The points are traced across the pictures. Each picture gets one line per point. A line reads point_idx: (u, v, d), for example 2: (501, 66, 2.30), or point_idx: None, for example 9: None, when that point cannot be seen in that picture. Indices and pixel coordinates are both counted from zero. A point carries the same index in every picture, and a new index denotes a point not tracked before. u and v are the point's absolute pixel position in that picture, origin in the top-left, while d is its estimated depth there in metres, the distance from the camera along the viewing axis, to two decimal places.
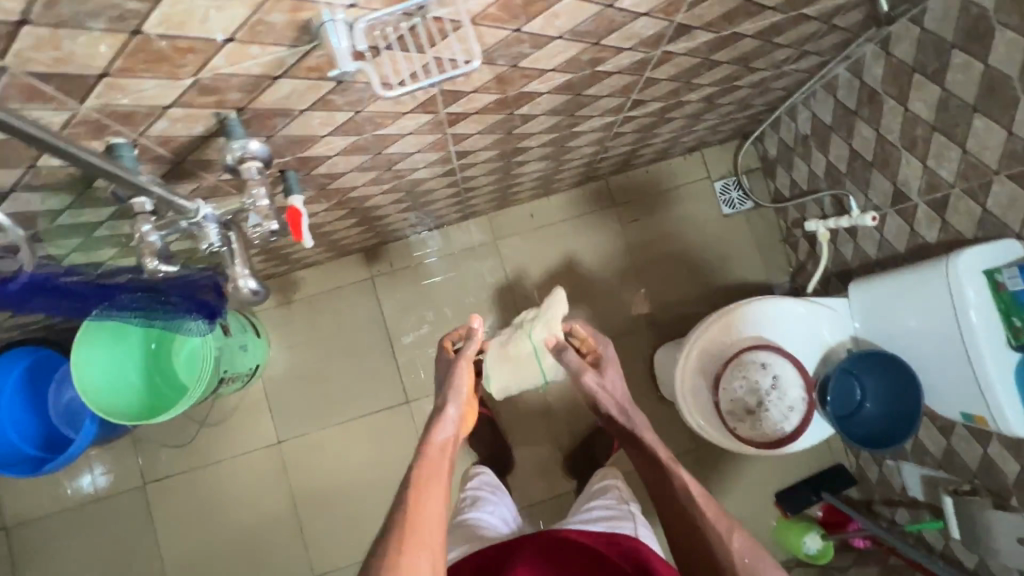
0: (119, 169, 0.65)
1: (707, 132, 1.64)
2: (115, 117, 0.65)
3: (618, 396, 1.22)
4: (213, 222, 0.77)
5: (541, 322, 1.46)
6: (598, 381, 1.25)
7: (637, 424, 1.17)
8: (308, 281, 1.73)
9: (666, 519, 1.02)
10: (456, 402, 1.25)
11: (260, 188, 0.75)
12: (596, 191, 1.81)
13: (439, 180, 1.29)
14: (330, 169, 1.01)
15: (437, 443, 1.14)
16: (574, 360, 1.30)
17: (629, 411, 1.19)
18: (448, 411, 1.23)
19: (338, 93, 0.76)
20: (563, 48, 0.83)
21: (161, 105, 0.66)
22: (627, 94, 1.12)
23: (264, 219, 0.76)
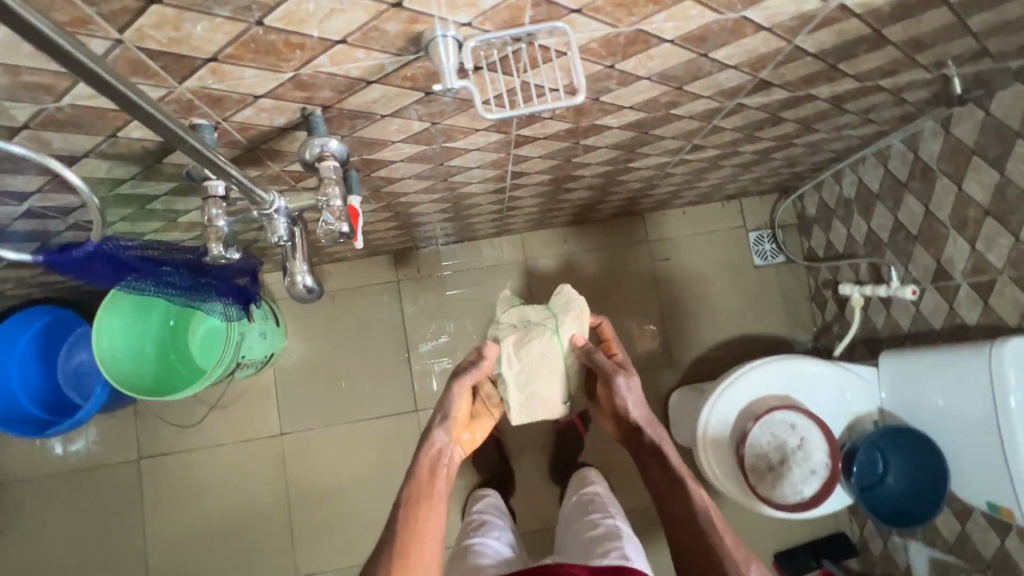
0: (207, 148, 0.62)
1: (751, 183, 1.64)
2: (206, 100, 0.67)
3: (642, 412, 1.22)
4: (282, 217, 0.78)
5: (568, 317, 1.25)
6: (623, 391, 1.22)
7: (657, 439, 1.20)
8: (334, 276, 1.71)
9: (678, 534, 1.09)
10: (442, 419, 1.21)
11: (335, 188, 0.76)
12: (631, 225, 1.81)
13: (487, 196, 1.29)
14: (390, 174, 1.01)
15: (427, 460, 1.14)
16: (604, 368, 1.25)
17: (648, 428, 1.21)
18: (435, 428, 1.19)
19: (422, 103, 0.77)
20: (647, 87, 0.90)
21: (254, 94, 0.67)
22: (690, 138, 1.18)
23: (336, 220, 0.76)
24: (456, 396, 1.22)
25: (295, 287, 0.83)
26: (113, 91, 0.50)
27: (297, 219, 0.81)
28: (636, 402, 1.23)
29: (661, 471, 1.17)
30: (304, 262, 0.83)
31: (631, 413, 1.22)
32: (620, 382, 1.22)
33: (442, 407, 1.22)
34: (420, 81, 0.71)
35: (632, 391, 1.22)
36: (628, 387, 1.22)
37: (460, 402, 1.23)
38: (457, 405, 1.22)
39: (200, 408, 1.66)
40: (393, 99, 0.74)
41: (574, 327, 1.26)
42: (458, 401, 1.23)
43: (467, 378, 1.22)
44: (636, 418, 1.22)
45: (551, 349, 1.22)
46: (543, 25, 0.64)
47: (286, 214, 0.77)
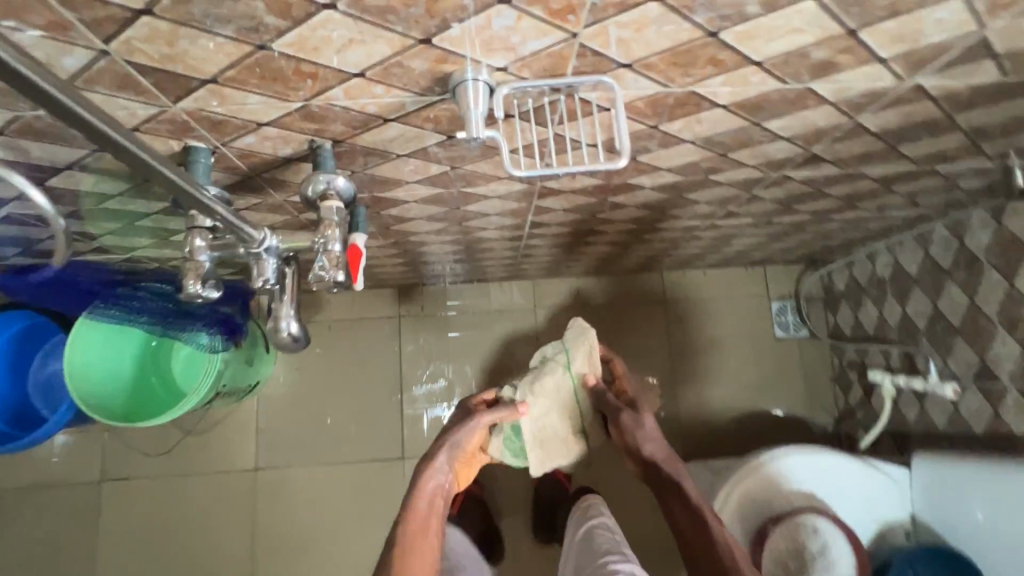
0: (191, 187, 0.59)
1: (778, 251, 1.57)
2: (204, 123, 0.61)
3: (659, 447, 1.09)
4: (272, 255, 0.72)
5: (580, 351, 1.21)
6: (634, 421, 1.11)
7: (677, 475, 1.08)
8: (333, 305, 1.63)
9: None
10: (448, 450, 1.06)
11: (335, 230, 0.69)
12: (649, 281, 1.73)
13: (502, 242, 1.22)
14: (401, 213, 0.95)
15: (423, 491, 1.01)
16: (613, 403, 1.15)
17: (665, 463, 1.08)
18: (436, 459, 1.05)
19: (442, 147, 0.70)
20: (690, 152, 0.89)
21: (259, 121, 0.61)
22: (725, 204, 1.15)
23: (331, 266, 0.69)
24: (471, 427, 1.10)
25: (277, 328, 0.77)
26: (49, 102, 0.42)
27: (290, 256, 0.76)
28: (650, 437, 1.10)
29: (683, 509, 1.06)
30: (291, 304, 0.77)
31: (644, 446, 1.09)
32: (627, 416, 1.11)
33: (450, 434, 1.09)
34: (442, 123, 0.65)
35: (642, 427, 1.10)
36: (638, 422, 1.10)
37: (475, 436, 1.11)
38: (470, 438, 1.10)
39: (174, 431, 1.56)
40: (410, 140, 0.68)
41: (586, 364, 1.21)
42: (472, 435, 1.10)
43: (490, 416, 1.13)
44: (652, 452, 1.09)
45: (562, 386, 1.19)
46: (587, 78, 0.61)
47: (273, 253, 0.72)
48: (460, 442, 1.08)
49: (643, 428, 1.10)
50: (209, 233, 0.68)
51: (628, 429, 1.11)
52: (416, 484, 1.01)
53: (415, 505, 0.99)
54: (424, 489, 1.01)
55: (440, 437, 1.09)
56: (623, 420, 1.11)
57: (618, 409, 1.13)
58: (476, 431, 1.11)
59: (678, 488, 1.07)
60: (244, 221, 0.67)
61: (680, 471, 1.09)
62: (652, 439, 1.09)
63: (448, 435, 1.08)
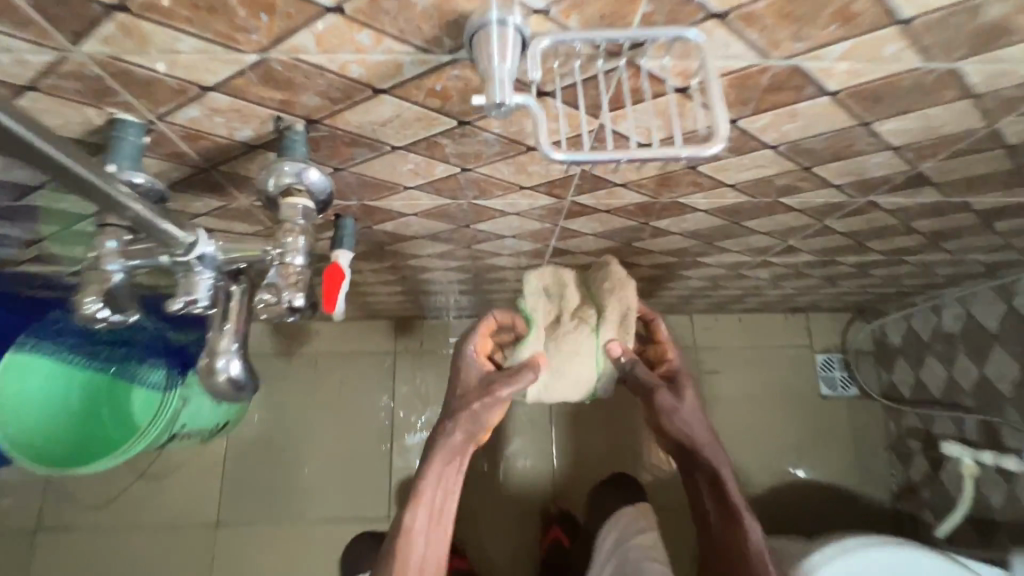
0: (97, 178, 0.48)
1: (826, 297, 1.39)
2: (130, 84, 0.50)
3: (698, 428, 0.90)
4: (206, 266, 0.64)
5: (613, 310, 0.86)
6: (671, 400, 0.88)
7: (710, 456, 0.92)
8: (320, 336, 1.45)
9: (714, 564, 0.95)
10: (466, 428, 0.81)
11: (297, 240, 0.56)
12: (676, 325, 1.54)
13: (517, 272, 1.05)
14: (398, 228, 0.78)
15: (438, 468, 0.81)
16: (643, 377, 0.87)
17: (699, 443, 0.91)
18: (451, 432, 0.81)
19: (449, 138, 0.55)
20: (771, 162, 0.78)
21: (204, 85, 0.49)
22: (785, 237, 1.05)
23: (290, 288, 0.59)
24: (498, 404, 0.81)
25: (219, 356, 0.63)
26: None
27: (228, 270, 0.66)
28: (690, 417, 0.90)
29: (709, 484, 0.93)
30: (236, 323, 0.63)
31: (677, 419, 0.89)
32: (664, 397, 0.88)
33: (468, 407, 0.80)
34: (450, 103, 0.50)
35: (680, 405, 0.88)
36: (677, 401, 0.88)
37: (500, 412, 0.82)
38: (495, 415, 0.82)
39: (127, 473, 1.35)
40: (408, 127, 0.53)
41: (619, 329, 0.86)
42: (497, 412, 0.81)
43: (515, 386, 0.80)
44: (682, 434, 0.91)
45: (580, 350, 0.85)
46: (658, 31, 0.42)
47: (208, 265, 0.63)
48: (479, 425, 0.81)
49: (678, 405, 0.88)
50: (126, 236, 0.60)
51: (660, 404, 0.88)
52: (426, 463, 0.82)
53: (425, 484, 0.81)
54: (436, 467, 0.81)
55: (453, 405, 0.82)
56: (654, 395, 0.88)
57: (648, 385, 0.87)
58: (502, 407, 0.82)
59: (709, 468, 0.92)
60: (163, 218, 0.57)
61: (715, 450, 0.91)
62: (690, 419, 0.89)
63: (465, 409, 0.80)
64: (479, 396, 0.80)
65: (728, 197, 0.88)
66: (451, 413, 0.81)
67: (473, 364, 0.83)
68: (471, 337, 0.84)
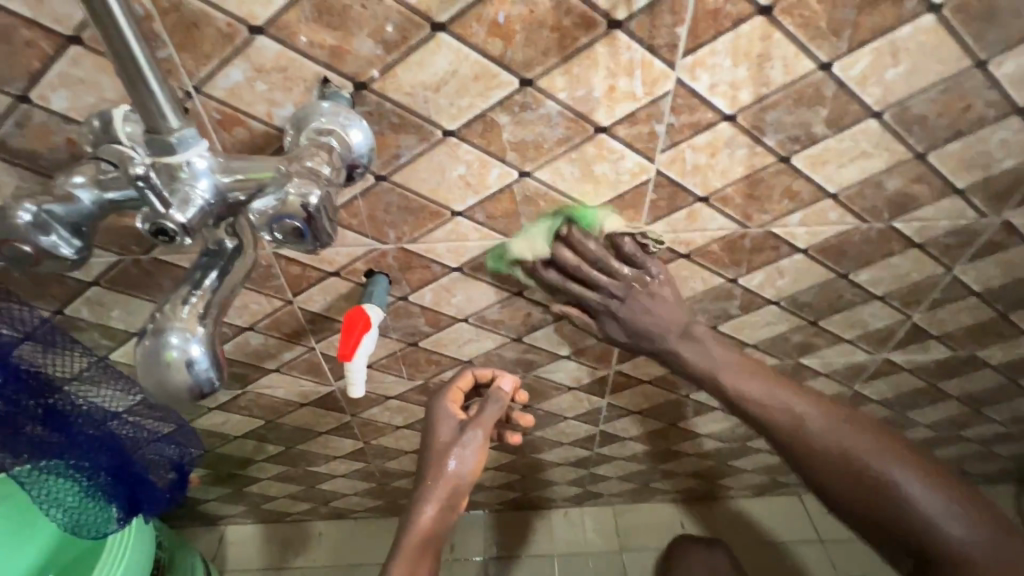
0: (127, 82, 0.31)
1: (977, 455, 1.06)
2: (175, 29, 0.41)
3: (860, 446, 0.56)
4: (298, 221, 0.32)
5: None
6: (674, 339, 0.63)
7: (941, 536, 0.52)
8: (322, 542, 1.13)
9: (830, 485, 0.56)
10: (443, 499, 0.61)
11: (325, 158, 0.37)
12: (784, 513, 1.16)
13: (575, 397, 0.83)
14: (436, 300, 0.64)
15: (407, 565, 0.59)
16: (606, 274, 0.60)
17: (910, 482, 0.53)
18: (427, 501, 0.61)
19: (508, 114, 0.47)
20: (911, 184, 0.55)
21: (251, 23, 0.41)
22: (922, 340, 0.75)
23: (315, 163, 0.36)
24: (474, 449, 0.63)
25: (161, 341, 0.32)
26: None
27: (307, 219, 0.32)
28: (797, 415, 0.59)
29: (761, 382, 0.61)
30: (196, 296, 0.34)
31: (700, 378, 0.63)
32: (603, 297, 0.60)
33: (447, 462, 0.62)
34: (515, 44, 0.43)
35: (724, 375, 0.62)
36: (716, 365, 0.63)
37: (481, 458, 0.64)
38: (474, 465, 0.63)
39: None
40: (463, 93, 0.45)
41: None
42: (476, 459, 0.63)
43: (491, 417, 0.65)
44: (826, 471, 0.56)
45: None
46: None
47: (282, 214, 0.32)
48: (462, 485, 0.62)
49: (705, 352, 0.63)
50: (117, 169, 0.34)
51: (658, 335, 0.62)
52: (390, 565, 0.59)
53: None
54: (407, 556, 0.59)
55: (425, 471, 0.63)
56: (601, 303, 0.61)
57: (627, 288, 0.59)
58: (482, 452, 0.64)
59: (940, 557, 0.52)
60: (195, 157, 0.33)
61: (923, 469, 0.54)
62: (810, 416, 0.58)
63: (439, 469, 0.62)
64: (451, 444, 0.63)
65: (841, 271, 0.64)
66: (426, 487, 0.62)
67: (448, 419, 0.66)
68: (439, 399, 0.68)
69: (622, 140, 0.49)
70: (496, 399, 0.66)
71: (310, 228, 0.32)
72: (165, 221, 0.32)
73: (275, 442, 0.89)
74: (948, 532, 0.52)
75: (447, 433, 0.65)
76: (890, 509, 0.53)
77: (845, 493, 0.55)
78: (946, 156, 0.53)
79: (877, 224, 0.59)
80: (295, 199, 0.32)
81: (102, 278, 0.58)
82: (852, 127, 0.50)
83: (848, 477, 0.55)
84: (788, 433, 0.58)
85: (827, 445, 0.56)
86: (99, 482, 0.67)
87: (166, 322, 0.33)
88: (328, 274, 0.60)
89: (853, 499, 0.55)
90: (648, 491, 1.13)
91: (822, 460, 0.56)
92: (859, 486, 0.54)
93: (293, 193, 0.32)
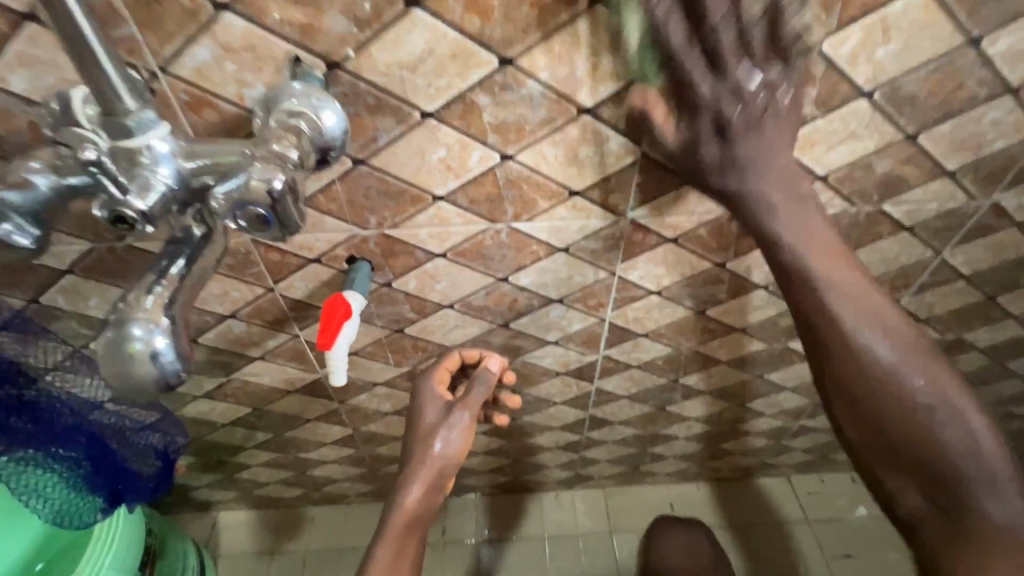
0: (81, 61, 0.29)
1: None
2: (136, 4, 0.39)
3: (924, 379, 0.45)
4: (262, 207, 0.32)
5: None
6: (755, 178, 0.45)
7: (984, 492, 0.45)
8: (315, 526, 1.14)
9: (864, 400, 0.46)
10: (429, 479, 0.61)
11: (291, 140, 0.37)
12: (772, 493, 1.17)
13: (564, 382, 0.83)
14: (421, 286, 0.63)
15: (391, 545, 0.58)
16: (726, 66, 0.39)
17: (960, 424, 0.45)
18: (412, 481, 0.60)
19: (488, 95, 0.45)
20: (901, 166, 0.54)
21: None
22: (910, 323, 0.75)
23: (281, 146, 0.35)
24: (460, 430, 0.63)
25: (124, 332, 0.31)
26: None
27: (272, 204, 0.32)
28: (860, 337, 0.45)
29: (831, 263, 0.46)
30: (162, 286, 0.33)
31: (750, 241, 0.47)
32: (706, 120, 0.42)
33: (432, 442, 0.62)
34: (494, 21, 0.41)
35: (791, 234, 0.45)
36: (784, 220, 0.46)
37: (468, 439, 0.63)
38: (460, 447, 0.62)
39: None
40: (440, 73, 0.44)
41: None
42: (462, 441, 0.62)
43: (479, 398, 0.65)
44: (871, 389, 0.46)
45: None
46: None
47: (246, 200, 0.31)
48: (448, 465, 0.62)
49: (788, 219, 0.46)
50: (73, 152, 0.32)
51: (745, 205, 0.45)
52: (374, 546, 0.59)
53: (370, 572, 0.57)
54: (392, 537, 0.58)
55: (410, 453, 0.63)
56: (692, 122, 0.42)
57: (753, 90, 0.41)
58: (469, 433, 0.63)
59: (953, 505, 0.46)
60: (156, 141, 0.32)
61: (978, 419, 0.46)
62: (871, 318, 0.45)
63: (424, 451, 0.62)
64: (437, 425, 0.63)
65: None
66: (411, 467, 0.61)
67: (434, 401, 0.65)
68: (425, 381, 0.67)
69: (606, 122, 0.48)
70: (484, 379, 0.66)
71: (275, 213, 0.32)
72: (124, 209, 0.31)
73: (263, 429, 0.88)
74: (976, 481, 0.45)
75: (433, 414, 0.64)
76: (919, 448, 0.45)
77: (879, 415, 0.46)
78: (936, 137, 0.52)
79: (866, 207, 0.58)
80: (257, 184, 0.31)
81: (76, 266, 0.57)
82: (841, 108, 0.48)
83: (891, 400, 0.45)
84: (855, 353, 0.45)
85: (879, 355, 0.45)
86: (82, 471, 0.66)
87: (127, 308, 0.32)
88: (309, 260, 0.59)
89: (886, 422, 0.46)
90: (638, 473, 1.14)
91: (873, 373, 0.45)
92: (894, 414, 0.45)
93: (255, 177, 0.31)
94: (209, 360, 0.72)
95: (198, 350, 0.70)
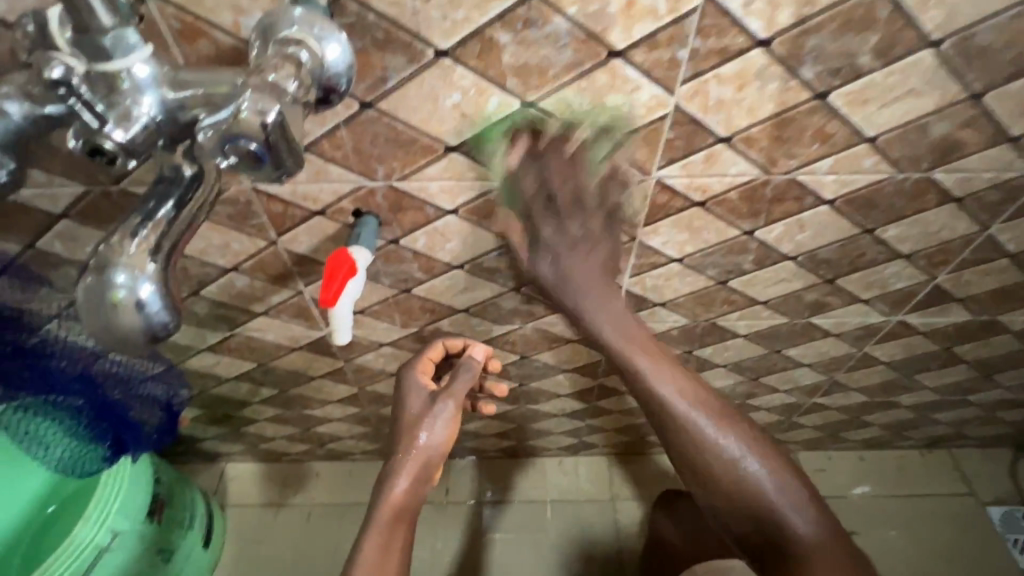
0: None
1: (979, 419, 1.04)
2: None
3: (712, 424, 0.56)
4: (255, 143, 0.28)
5: None
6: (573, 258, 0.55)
7: (786, 516, 0.54)
8: (319, 481, 1.15)
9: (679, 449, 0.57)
10: (416, 470, 0.60)
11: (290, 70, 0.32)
12: None
13: (575, 350, 0.80)
14: (430, 244, 0.60)
15: (381, 536, 0.58)
16: None
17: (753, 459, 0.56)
18: (398, 473, 0.59)
19: (509, 32, 0.41)
20: (960, 129, 0.49)
21: None
22: (943, 302, 0.71)
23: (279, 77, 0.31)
24: (445, 420, 0.61)
25: (108, 277, 0.29)
26: None
27: (266, 141, 0.28)
28: (659, 391, 0.56)
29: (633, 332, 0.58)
30: (146, 230, 0.30)
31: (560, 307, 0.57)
32: None
33: (416, 435, 0.61)
34: None
35: (595, 302, 0.55)
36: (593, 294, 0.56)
37: (453, 430, 0.62)
38: (446, 437, 0.61)
39: None
40: (457, 4, 0.39)
41: None
42: (447, 431, 0.61)
43: (463, 388, 0.63)
44: (684, 440, 0.56)
45: None
46: None
47: (236, 133, 0.27)
48: (433, 457, 0.61)
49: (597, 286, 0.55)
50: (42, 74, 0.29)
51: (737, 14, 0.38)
52: (362, 537, 0.58)
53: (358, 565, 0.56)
54: (379, 531, 0.57)
55: (397, 442, 0.62)
56: None
57: None
58: (454, 423, 0.62)
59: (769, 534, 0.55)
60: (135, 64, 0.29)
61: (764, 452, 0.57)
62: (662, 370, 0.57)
63: (409, 442, 0.61)
64: (422, 416, 0.62)
65: (868, 226, 0.59)
66: (397, 459, 0.60)
67: (419, 391, 0.64)
68: (409, 371, 0.66)
69: (638, 68, 0.43)
70: (467, 368, 0.64)
71: (269, 150, 0.28)
72: (101, 140, 0.28)
73: (268, 385, 0.88)
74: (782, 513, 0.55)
75: (416, 406, 0.63)
76: (733, 485, 0.56)
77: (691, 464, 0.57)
78: (1004, 97, 0.47)
79: (914, 174, 0.53)
80: (250, 115, 0.27)
81: (71, 210, 0.54)
82: (902, 59, 0.43)
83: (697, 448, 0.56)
84: (660, 408, 0.56)
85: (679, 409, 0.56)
86: (90, 419, 0.67)
87: (107, 252, 0.29)
88: (313, 212, 0.55)
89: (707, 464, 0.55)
90: (642, 443, 1.13)
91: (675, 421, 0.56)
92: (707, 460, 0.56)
93: (247, 108, 0.27)
94: (212, 314, 0.70)
95: (200, 304, 0.68)
